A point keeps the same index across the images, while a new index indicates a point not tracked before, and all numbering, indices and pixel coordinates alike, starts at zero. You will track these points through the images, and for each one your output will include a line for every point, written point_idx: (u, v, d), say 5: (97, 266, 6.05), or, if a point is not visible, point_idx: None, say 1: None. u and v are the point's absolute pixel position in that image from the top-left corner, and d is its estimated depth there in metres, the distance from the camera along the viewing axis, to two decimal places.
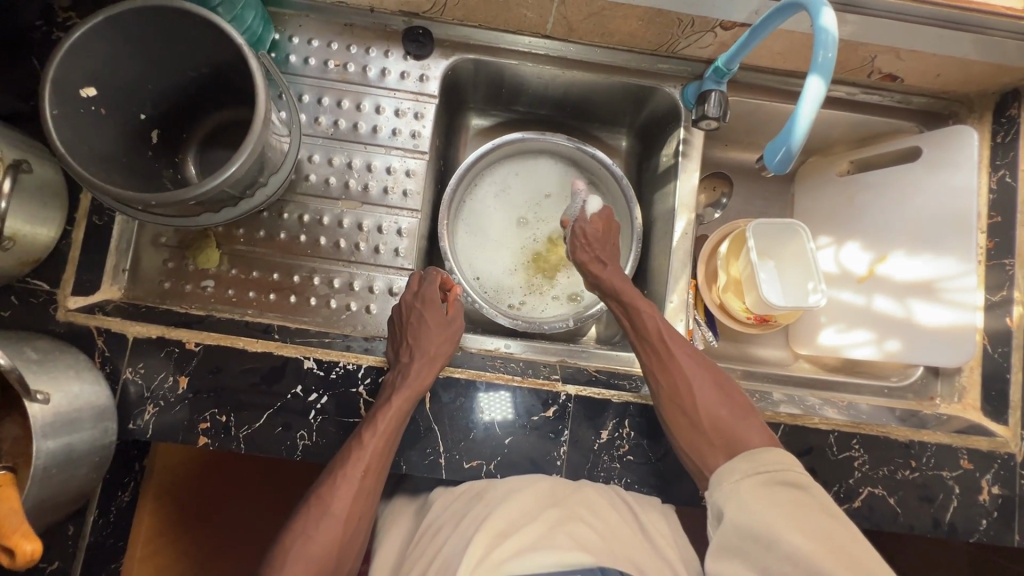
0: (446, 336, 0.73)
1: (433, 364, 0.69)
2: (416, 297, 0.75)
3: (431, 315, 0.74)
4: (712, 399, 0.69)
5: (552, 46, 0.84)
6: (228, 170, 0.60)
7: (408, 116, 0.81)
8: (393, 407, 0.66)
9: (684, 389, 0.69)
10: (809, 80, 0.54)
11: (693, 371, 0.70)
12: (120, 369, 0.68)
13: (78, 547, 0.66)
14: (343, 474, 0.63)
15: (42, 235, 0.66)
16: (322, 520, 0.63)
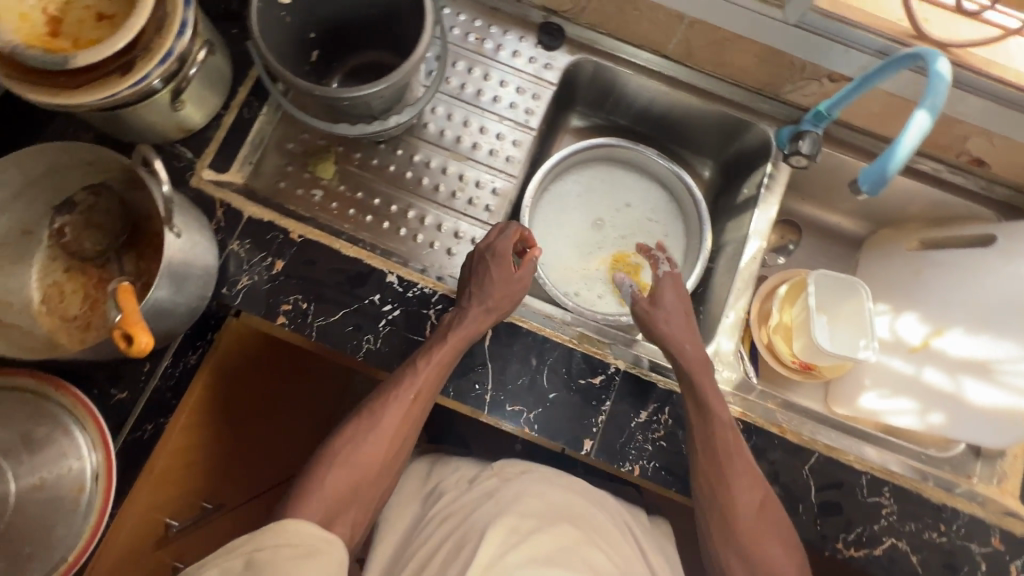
0: (511, 291, 0.74)
1: (493, 314, 0.73)
2: (486, 254, 0.76)
3: (499, 273, 0.75)
4: (743, 483, 0.69)
5: (667, 66, 0.92)
6: (369, 88, 0.68)
7: (526, 95, 0.90)
8: (445, 346, 0.70)
9: (720, 469, 0.69)
10: (916, 114, 0.60)
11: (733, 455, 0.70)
12: (228, 240, 0.75)
13: (147, 385, 0.72)
14: (392, 398, 0.69)
15: (201, 111, 0.77)
16: (364, 439, 0.68)
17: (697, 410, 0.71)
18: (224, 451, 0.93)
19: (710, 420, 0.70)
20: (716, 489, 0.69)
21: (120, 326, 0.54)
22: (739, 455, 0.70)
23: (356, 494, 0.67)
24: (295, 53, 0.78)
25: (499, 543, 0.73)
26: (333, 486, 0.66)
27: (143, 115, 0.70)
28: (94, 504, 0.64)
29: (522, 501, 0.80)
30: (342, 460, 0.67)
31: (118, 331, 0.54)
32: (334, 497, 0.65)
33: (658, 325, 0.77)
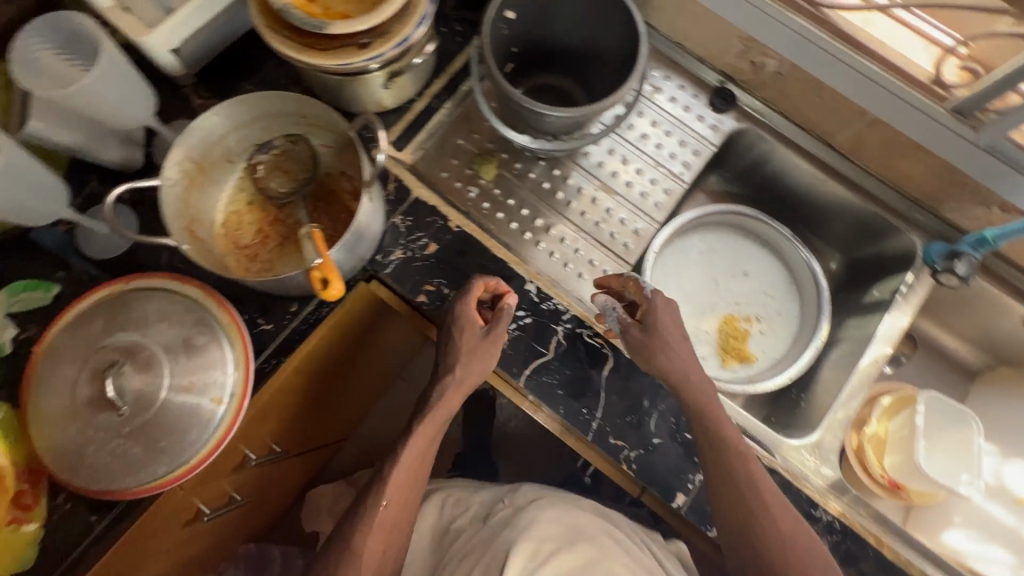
0: (482, 366, 0.74)
1: (464, 391, 0.76)
2: (453, 319, 0.74)
3: (469, 341, 0.74)
4: (776, 510, 0.67)
5: (828, 153, 0.93)
6: (553, 111, 0.73)
7: (688, 149, 0.93)
8: (426, 428, 0.76)
9: (751, 495, 0.67)
10: None
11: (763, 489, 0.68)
12: (393, 213, 0.80)
13: (289, 324, 0.76)
14: (371, 502, 0.71)
15: (400, 93, 0.83)
16: (351, 555, 0.68)
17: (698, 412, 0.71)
18: (301, 407, 0.95)
19: (724, 434, 0.70)
20: (741, 510, 0.67)
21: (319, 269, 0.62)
22: (751, 467, 0.69)
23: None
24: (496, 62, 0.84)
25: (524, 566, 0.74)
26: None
27: (358, 86, 0.77)
28: (225, 420, 0.68)
29: (539, 526, 0.80)
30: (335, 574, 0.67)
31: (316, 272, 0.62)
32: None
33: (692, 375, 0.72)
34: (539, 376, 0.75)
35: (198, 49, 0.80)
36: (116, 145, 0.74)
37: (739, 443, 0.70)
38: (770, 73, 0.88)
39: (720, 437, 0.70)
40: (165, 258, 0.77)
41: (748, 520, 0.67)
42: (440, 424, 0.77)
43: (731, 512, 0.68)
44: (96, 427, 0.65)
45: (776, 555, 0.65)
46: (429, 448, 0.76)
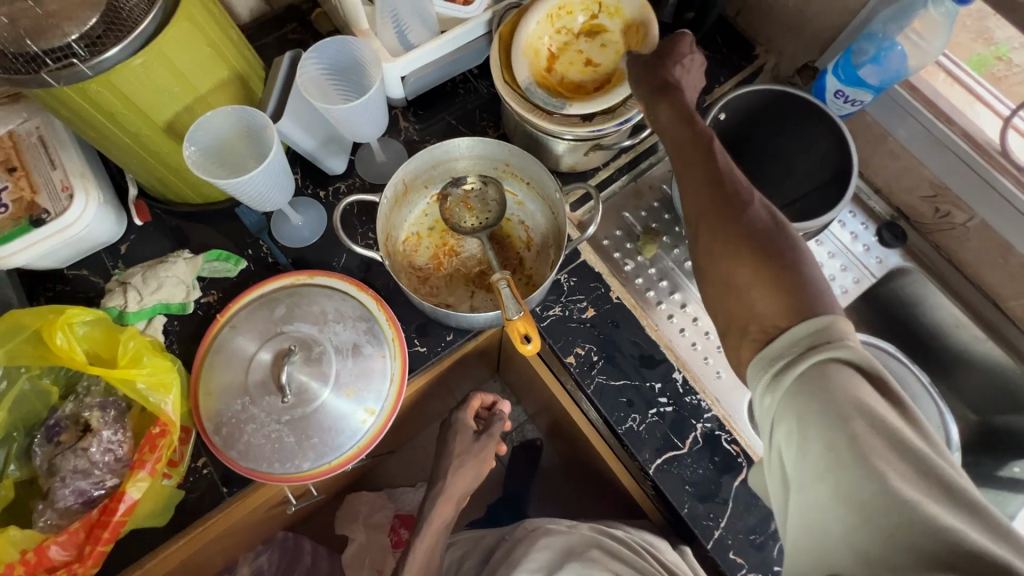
0: (472, 469, 0.88)
1: (453, 501, 0.86)
2: (448, 429, 0.90)
3: (461, 441, 0.89)
4: (724, 249, 0.52)
5: (992, 314, 0.91)
6: None
7: (847, 274, 0.93)
8: (424, 534, 0.83)
9: (718, 257, 0.52)
10: None
11: (697, 218, 0.55)
12: (559, 271, 0.83)
13: (443, 352, 0.79)
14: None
15: (591, 163, 0.87)
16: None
17: (695, 155, 0.57)
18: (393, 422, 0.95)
19: (705, 220, 0.54)
20: (723, 291, 0.52)
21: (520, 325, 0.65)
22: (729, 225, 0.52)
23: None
24: None
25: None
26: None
27: (564, 150, 0.81)
28: (370, 429, 0.70)
29: (530, 557, 0.80)
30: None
31: (519, 328, 0.65)
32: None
33: (668, 66, 0.63)
34: (669, 467, 0.75)
35: (424, 80, 0.87)
36: (337, 153, 0.83)
37: (717, 176, 0.54)
38: (951, 221, 0.88)
39: (713, 205, 0.53)
40: (347, 260, 0.82)
41: (738, 315, 0.51)
42: (445, 524, 0.85)
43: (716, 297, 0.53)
44: (260, 408, 0.69)
45: (726, 297, 0.52)
46: (428, 551, 0.83)
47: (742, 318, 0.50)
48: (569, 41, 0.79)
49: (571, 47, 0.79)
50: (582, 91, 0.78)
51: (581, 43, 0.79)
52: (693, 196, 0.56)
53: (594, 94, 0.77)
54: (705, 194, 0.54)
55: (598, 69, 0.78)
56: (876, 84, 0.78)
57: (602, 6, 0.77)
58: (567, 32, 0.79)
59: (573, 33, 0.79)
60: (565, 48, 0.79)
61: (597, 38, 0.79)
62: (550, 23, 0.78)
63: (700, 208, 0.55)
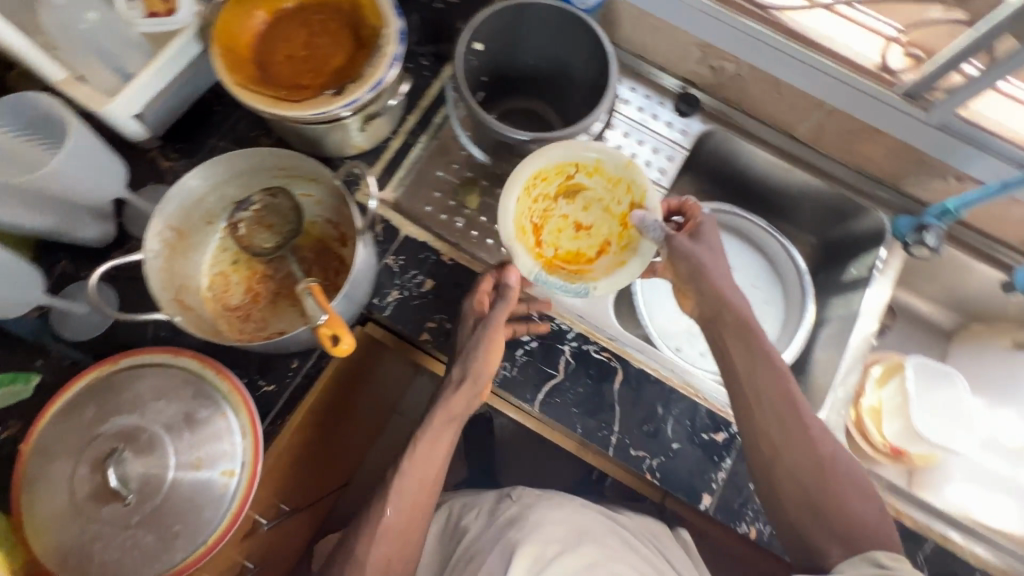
0: (486, 370, 0.71)
1: (468, 393, 0.72)
2: (461, 319, 0.75)
3: (470, 336, 0.73)
4: (850, 491, 0.67)
5: (792, 145, 0.98)
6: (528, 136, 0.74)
7: (661, 155, 0.97)
8: (430, 431, 0.72)
9: (829, 494, 0.66)
10: None
11: (825, 473, 0.67)
12: (385, 255, 0.80)
13: (293, 380, 0.74)
14: (380, 507, 0.69)
15: (377, 135, 0.82)
16: (358, 559, 0.67)
17: (760, 369, 0.71)
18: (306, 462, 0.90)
19: (831, 474, 0.67)
20: (804, 496, 0.67)
21: (327, 326, 0.60)
22: (827, 458, 0.67)
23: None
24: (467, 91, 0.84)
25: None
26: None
27: (338, 134, 0.76)
28: (238, 491, 0.65)
29: (546, 528, 0.80)
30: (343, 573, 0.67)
31: (326, 332, 0.60)
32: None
33: (707, 268, 0.74)
34: (552, 398, 0.76)
35: (164, 110, 0.78)
36: (91, 220, 0.74)
37: (793, 402, 0.69)
38: (728, 75, 0.92)
39: (808, 462, 0.67)
40: (154, 332, 0.74)
41: (801, 496, 0.67)
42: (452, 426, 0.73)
43: (798, 507, 0.67)
44: (102, 521, 0.62)
45: (822, 495, 0.66)
46: (433, 455, 0.72)
47: (795, 492, 0.67)
48: (577, 225, 0.84)
49: (578, 232, 0.83)
50: (585, 260, 0.81)
51: (608, 237, 0.82)
52: (806, 450, 0.68)
53: (598, 261, 0.81)
54: (825, 467, 0.67)
55: (589, 232, 0.83)
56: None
57: (577, 167, 0.80)
58: (576, 224, 0.84)
59: (573, 215, 0.84)
60: (591, 238, 0.83)
61: (577, 196, 0.83)
62: (530, 195, 0.80)
63: (829, 471, 0.67)
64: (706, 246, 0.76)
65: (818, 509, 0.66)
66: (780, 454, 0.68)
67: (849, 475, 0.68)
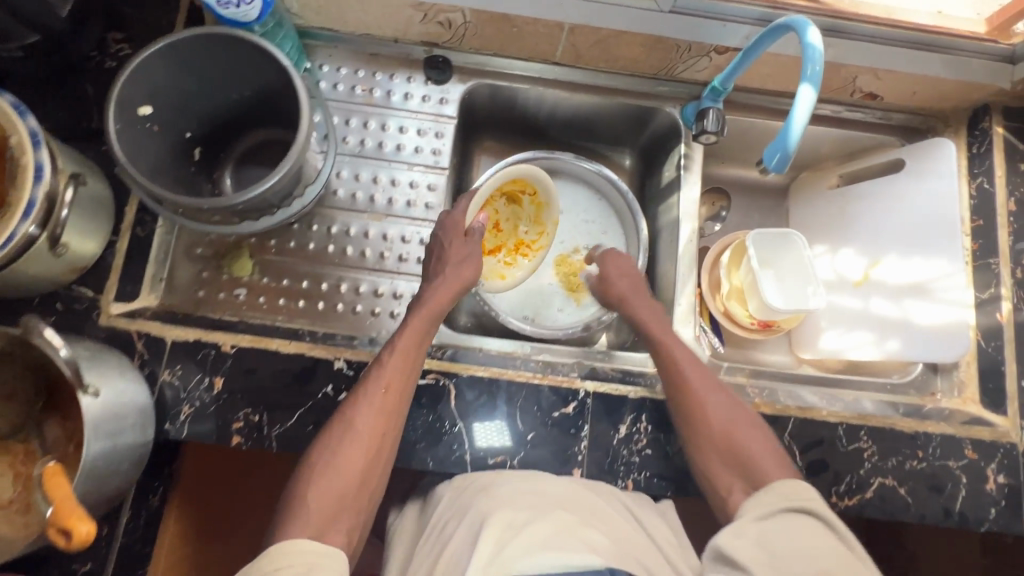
0: (467, 272, 0.78)
1: (450, 290, 0.77)
2: (440, 235, 0.81)
3: (457, 248, 0.80)
4: (755, 438, 0.70)
5: (559, 72, 0.91)
6: (269, 182, 0.65)
7: (429, 136, 0.87)
8: (409, 332, 0.72)
9: (738, 439, 0.70)
10: (801, 88, 0.59)
11: (731, 425, 0.71)
12: (157, 372, 0.70)
13: (110, 547, 0.67)
14: (370, 391, 0.68)
15: (90, 246, 0.70)
16: (350, 434, 0.66)
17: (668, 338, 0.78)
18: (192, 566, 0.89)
19: (748, 424, 0.71)
20: (711, 442, 0.70)
21: (54, 522, 0.53)
22: (714, 401, 0.72)
23: (349, 498, 0.64)
24: (175, 157, 0.72)
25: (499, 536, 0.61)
26: (323, 492, 0.63)
27: (36, 271, 0.64)
28: None
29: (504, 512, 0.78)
30: (333, 454, 0.65)
31: (54, 528, 0.53)
32: (331, 496, 0.63)
33: (630, 308, 0.83)
34: None
35: None
36: None
37: (690, 356, 0.76)
38: (461, 27, 0.83)
39: (725, 410, 0.71)
40: None
41: (729, 460, 0.69)
42: (434, 322, 0.74)
43: (712, 451, 0.70)
44: None
45: (728, 443, 0.69)
46: (419, 342, 0.72)
47: (723, 440, 0.70)
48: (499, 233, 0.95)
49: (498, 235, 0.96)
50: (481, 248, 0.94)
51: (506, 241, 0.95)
52: (725, 410, 0.72)
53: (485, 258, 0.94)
54: (740, 419, 0.71)
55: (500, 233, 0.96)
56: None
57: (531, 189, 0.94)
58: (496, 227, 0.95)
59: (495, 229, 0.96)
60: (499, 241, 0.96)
61: (513, 204, 0.96)
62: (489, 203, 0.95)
63: (728, 422, 0.71)
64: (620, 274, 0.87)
65: (723, 452, 0.70)
66: (699, 409, 0.71)
67: (753, 427, 0.71)
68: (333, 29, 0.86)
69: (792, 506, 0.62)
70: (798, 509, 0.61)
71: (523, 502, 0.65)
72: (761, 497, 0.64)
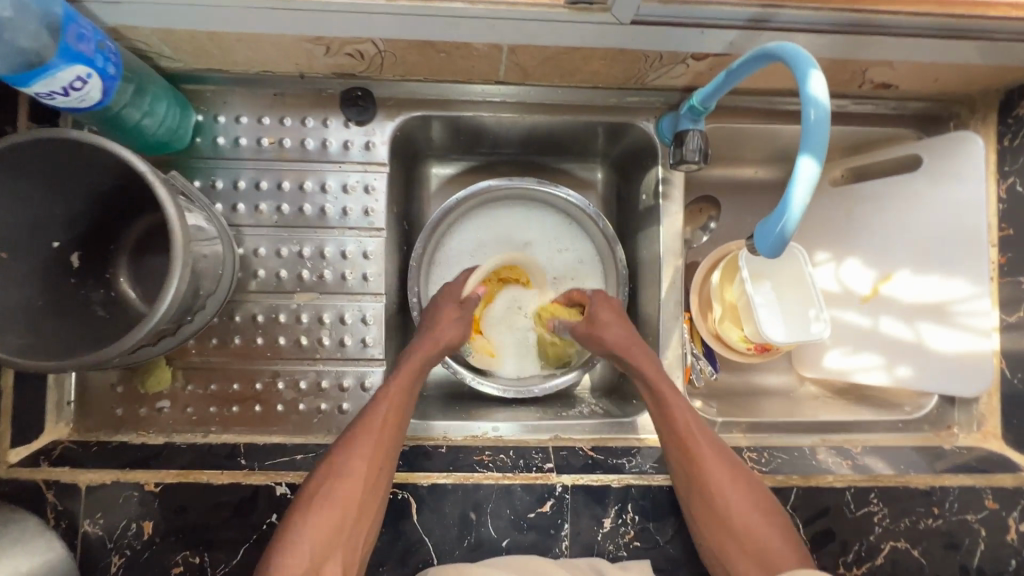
0: (461, 324, 0.75)
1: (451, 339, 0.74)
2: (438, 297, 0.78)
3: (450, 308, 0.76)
4: (761, 515, 0.62)
5: (505, 91, 0.76)
6: (162, 307, 0.54)
7: (358, 190, 0.74)
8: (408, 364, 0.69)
9: (755, 521, 0.62)
10: (801, 160, 0.48)
11: (741, 505, 0.63)
12: (78, 521, 0.62)
13: None
14: (369, 419, 0.64)
15: None
16: (345, 468, 0.60)
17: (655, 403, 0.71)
18: None
19: (758, 499, 0.63)
20: (720, 525, 0.62)
21: None
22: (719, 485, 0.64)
23: (344, 532, 0.58)
24: (46, 279, 0.59)
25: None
26: (320, 528, 0.57)
27: None
28: None
29: None
30: (329, 488, 0.59)
31: None
32: (325, 534, 0.57)
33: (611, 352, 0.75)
34: None
35: None
36: None
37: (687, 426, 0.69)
38: (375, 57, 0.67)
39: (730, 485, 0.64)
40: None
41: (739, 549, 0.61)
42: (431, 357, 0.71)
43: (722, 530, 0.62)
44: None
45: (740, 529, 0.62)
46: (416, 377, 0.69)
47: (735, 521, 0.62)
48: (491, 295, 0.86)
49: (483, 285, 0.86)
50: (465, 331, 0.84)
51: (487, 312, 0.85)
52: (725, 475, 0.64)
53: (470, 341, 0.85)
54: (741, 484, 0.64)
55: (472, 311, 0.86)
56: (115, 71, 0.54)
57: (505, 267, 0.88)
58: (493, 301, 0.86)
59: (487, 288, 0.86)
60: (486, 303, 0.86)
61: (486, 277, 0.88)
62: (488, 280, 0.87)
63: (737, 494, 0.63)
64: (610, 319, 0.76)
65: (735, 535, 0.62)
66: (699, 477, 0.64)
67: (761, 503, 0.63)
68: (221, 70, 0.69)
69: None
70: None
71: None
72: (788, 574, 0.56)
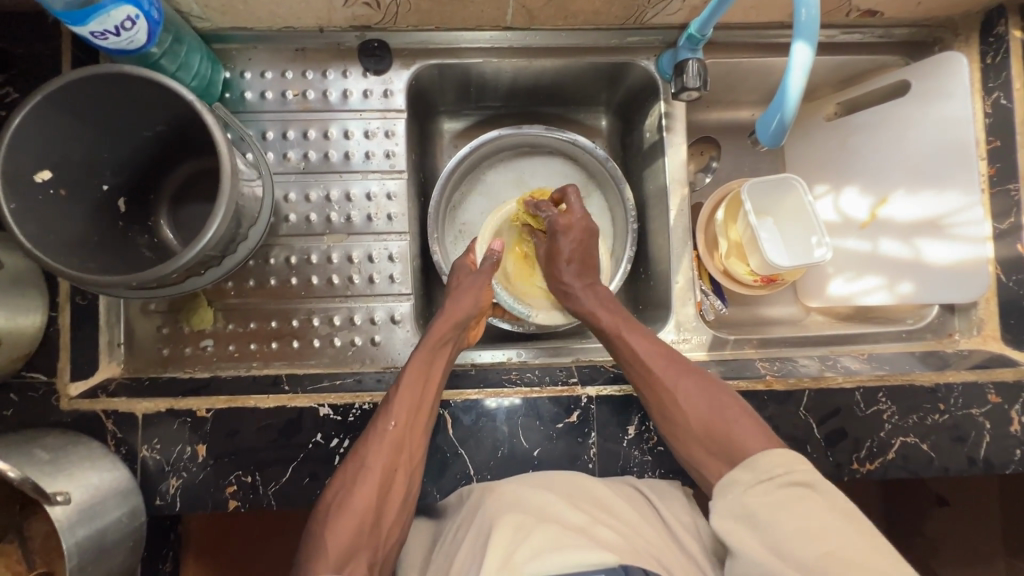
0: (473, 297, 0.75)
1: (456, 325, 0.73)
2: (453, 272, 0.80)
3: (463, 279, 0.78)
4: (717, 407, 0.63)
5: (513, 37, 0.80)
6: (206, 234, 0.57)
7: (379, 136, 0.79)
8: (423, 354, 0.69)
9: (713, 418, 0.62)
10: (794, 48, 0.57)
11: (697, 409, 0.63)
12: (136, 448, 0.66)
13: None
14: (381, 424, 0.63)
15: (28, 326, 0.64)
16: (361, 474, 0.61)
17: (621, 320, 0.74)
18: None
19: (724, 404, 0.63)
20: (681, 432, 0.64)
21: None
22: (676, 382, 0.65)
23: (366, 532, 0.59)
24: (98, 221, 0.63)
25: (510, 537, 0.58)
26: (341, 532, 0.58)
27: None
28: None
29: None
30: (348, 493, 0.60)
31: None
32: (347, 536, 0.58)
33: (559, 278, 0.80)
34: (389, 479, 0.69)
35: None
36: None
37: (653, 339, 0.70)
38: (391, 5, 0.71)
39: (697, 394, 0.64)
40: None
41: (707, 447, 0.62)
42: (446, 346, 0.71)
43: (691, 442, 0.63)
44: None
45: (694, 429, 0.63)
46: (434, 367, 0.69)
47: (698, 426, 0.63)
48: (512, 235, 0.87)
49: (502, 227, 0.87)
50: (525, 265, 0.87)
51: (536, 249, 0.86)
52: (689, 387, 0.65)
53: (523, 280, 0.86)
54: (697, 386, 0.65)
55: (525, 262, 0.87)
56: (158, 16, 0.58)
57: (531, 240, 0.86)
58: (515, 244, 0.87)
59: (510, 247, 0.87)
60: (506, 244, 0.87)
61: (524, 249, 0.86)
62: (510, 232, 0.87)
63: (676, 391, 0.65)
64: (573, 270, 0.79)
65: (701, 442, 0.62)
66: (649, 382, 0.67)
67: (726, 404, 0.63)
68: (245, 27, 0.74)
69: (797, 487, 0.55)
70: (793, 485, 0.54)
71: (533, 505, 0.62)
72: (753, 463, 0.57)
